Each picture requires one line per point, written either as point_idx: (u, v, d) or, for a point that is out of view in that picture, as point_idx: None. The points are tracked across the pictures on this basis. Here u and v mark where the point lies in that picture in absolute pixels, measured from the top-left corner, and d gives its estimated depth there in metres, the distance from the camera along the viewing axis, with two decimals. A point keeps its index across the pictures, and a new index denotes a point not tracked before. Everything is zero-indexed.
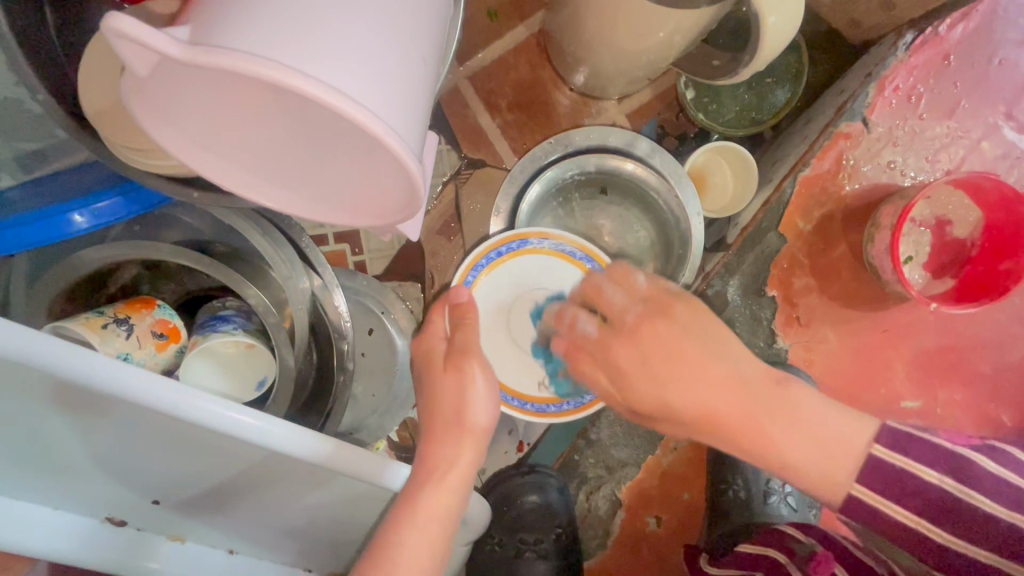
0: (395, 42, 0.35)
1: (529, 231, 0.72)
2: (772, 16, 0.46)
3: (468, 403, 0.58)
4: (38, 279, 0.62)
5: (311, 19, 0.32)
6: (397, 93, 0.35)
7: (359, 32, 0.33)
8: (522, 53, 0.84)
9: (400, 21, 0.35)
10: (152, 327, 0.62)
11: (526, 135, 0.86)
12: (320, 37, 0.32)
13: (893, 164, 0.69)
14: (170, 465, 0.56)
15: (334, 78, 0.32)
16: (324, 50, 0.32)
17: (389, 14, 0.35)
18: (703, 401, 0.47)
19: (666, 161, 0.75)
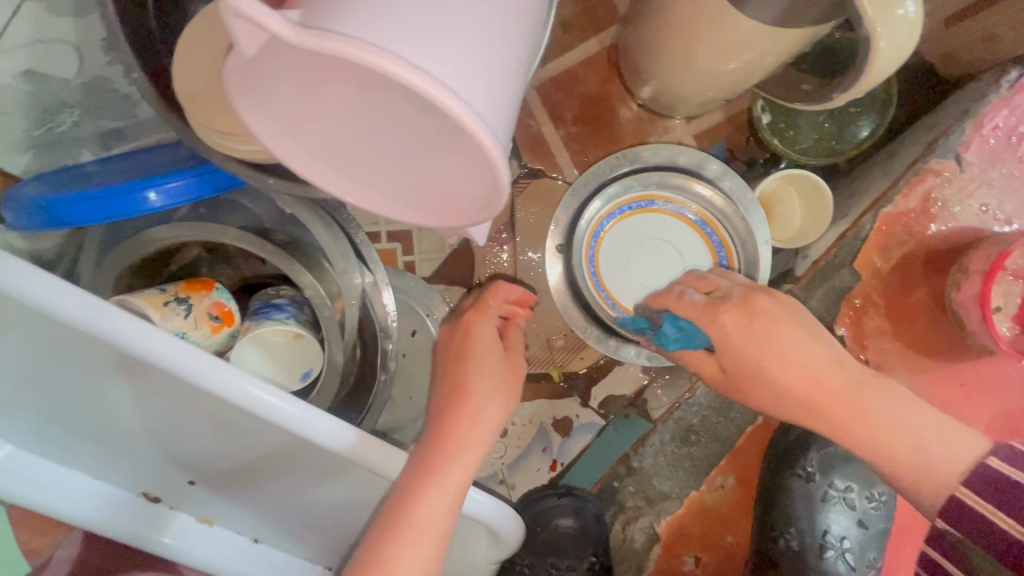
0: (495, 44, 0.34)
1: (656, 193, 0.72)
2: (884, 41, 0.43)
3: (489, 390, 0.60)
4: (109, 253, 0.64)
5: (421, 12, 0.32)
6: (493, 93, 0.34)
7: (466, 29, 0.33)
8: (592, 66, 0.83)
9: (502, 21, 0.35)
10: (209, 310, 0.63)
11: (589, 148, 0.84)
12: (426, 30, 0.32)
13: (987, 208, 0.65)
14: (215, 451, 0.56)
15: (438, 73, 0.32)
16: (430, 43, 0.32)
17: (494, 14, 0.34)
18: (795, 367, 0.50)
19: (738, 185, 0.71)
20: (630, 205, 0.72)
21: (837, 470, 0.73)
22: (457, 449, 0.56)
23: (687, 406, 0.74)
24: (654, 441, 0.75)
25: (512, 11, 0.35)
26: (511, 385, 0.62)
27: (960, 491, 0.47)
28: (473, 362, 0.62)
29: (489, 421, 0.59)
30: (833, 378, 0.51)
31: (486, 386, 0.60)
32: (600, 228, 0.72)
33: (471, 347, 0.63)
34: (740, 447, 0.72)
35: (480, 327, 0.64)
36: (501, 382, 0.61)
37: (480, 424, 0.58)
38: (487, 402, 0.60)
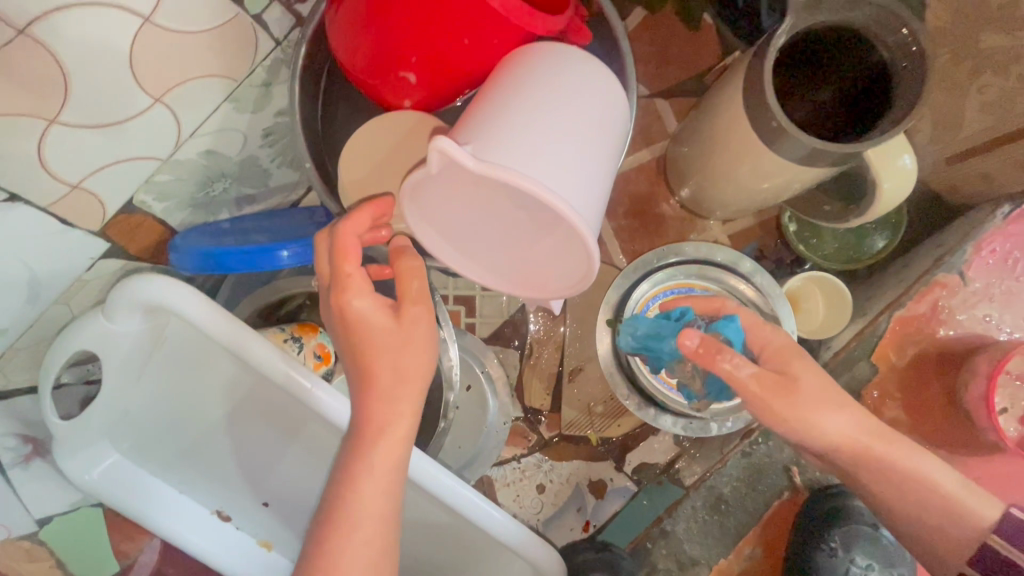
0: (596, 180, 0.50)
1: (695, 282, 0.84)
2: (886, 182, 0.56)
3: (396, 359, 0.52)
4: (250, 292, 0.81)
5: (555, 157, 0.47)
6: (591, 218, 0.49)
7: (581, 170, 0.48)
8: (643, 172, 0.98)
9: (598, 164, 0.50)
10: (314, 349, 0.75)
11: (636, 239, 0.98)
12: (555, 168, 0.46)
13: (989, 318, 0.75)
14: (301, 451, 0.75)
15: (565, 199, 0.46)
16: (558, 177, 0.46)
17: (597, 163, 0.50)
18: (835, 412, 0.55)
19: (767, 281, 0.83)
20: (673, 291, 0.84)
21: (857, 545, 0.72)
22: (375, 429, 0.53)
23: (719, 475, 0.79)
24: (687, 505, 0.79)
25: (604, 156, 0.51)
26: (416, 346, 0.53)
27: (990, 538, 0.55)
28: (366, 339, 0.52)
29: (401, 391, 0.53)
30: (856, 419, 0.56)
31: (386, 361, 0.52)
32: (646, 309, 0.83)
33: (356, 323, 0.52)
34: (768, 519, 0.77)
35: (359, 306, 0.51)
36: (404, 342, 0.53)
37: (399, 396, 0.53)
38: (403, 373, 0.53)
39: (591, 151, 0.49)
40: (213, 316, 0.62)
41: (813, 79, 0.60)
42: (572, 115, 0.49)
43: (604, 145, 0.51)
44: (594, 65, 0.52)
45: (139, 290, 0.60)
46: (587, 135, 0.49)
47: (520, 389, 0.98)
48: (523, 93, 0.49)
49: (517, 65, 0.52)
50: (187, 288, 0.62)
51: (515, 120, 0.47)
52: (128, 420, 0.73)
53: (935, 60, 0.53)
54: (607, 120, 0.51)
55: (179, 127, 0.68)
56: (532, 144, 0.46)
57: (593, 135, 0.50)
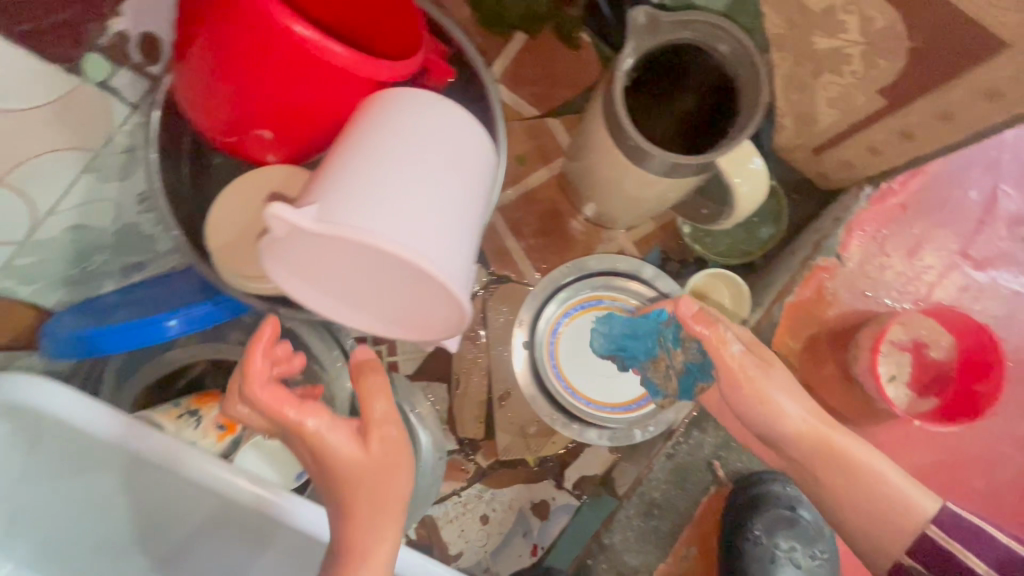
0: (457, 218, 0.50)
1: (603, 293, 0.85)
2: (737, 177, 0.58)
3: (371, 484, 0.56)
4: (139, 368, 0.76)
5: (405, 202, 0.47)
6: (458, 257, 0.49)
7: (436, 211, 0.48)
8: (545, 189, 1.00)
9: (460, 202, 0.50)
10: (216, 420, 0.70)
11: (547, 256, 0.99)
12: (409, 216, 0.46)
13: (869, 294, 0.79)
14: (241, 557, 0.69)
15: (419, 244, 0.46)
16: (412, 223, 0.46)
17: (456, 201, 0.50)
18: (796, 404, 0.61)
19: (669, 284, 0.85)
20: (583, 305, 0.85)
21: (780, 529, 0.74)
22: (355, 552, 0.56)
23: (648, 481, 0.80)
24: (622, 516, 0.80)
25: (466, 192, 0.51)
26: (390, 469, 0.56)
27: (930, 528, 0.59)
28: (341, 477, 0.55)
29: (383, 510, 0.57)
30: (812, 417, 0.62)
31: (363, 490, 0.56)
32: (558, 327, 0.84)
33: (328, 459, 0.55)
34: (700, 516, 0.79)
35: (325, 442, 0.54)
36: (380, 474, 0.56)
37: (380, 523, 0.56)
38: (380, 502, 0.56)
39: (449, 192, 0.49)
40: (84, 409, 0.58)
41: (672, 91, 0.62)
42: (424, 160, 0.49)
43: (463, 182, 0.51)
44: (447, 105, 0.53)
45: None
46: (443, 176, 0.50)
47: (450, 421, 0.97)
48: (373, 145, 0.49)
49: (369, 115, 0.52)
50: (52, 382, 0.58)
51: (365, 172, 0.47)
52: (14, 534, 0.66)
53: (763, 63, 0.56)
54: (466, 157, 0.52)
55: (34, 207, 0.64)
56: (381, 194, 0.47)
57: (449, 175, 0.50)
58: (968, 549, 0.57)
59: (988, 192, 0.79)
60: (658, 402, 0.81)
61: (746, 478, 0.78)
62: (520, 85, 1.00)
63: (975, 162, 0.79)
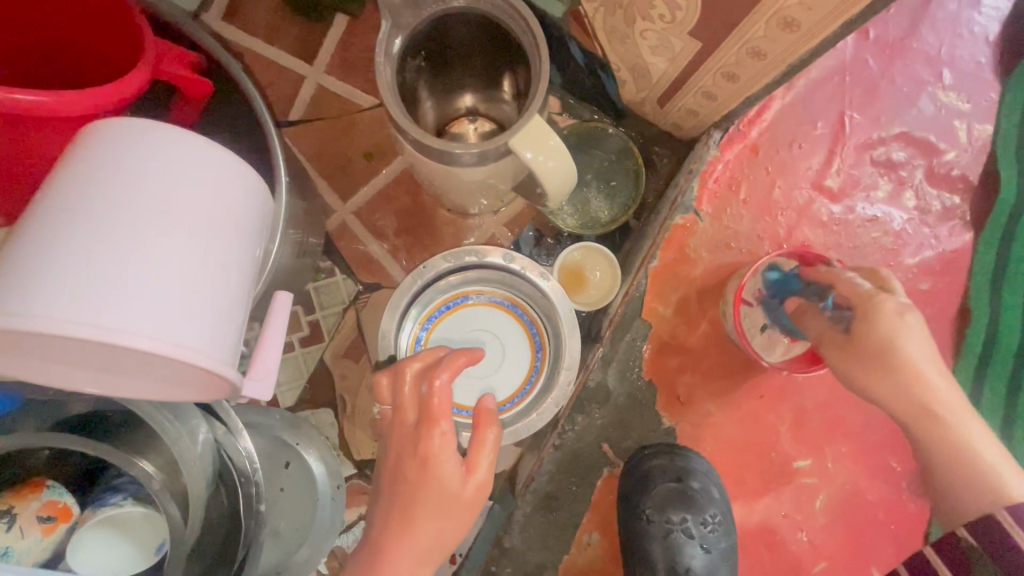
0: (168, 263, 0.42)
1: (467, 289, 0.80)
2: (529, 151, 0.52)
3: (458, 510, 0.60)
4: None
5: (85, 266, 0.40)
6: (181, 309, 0.42)
7: (131, 266, 0.41)
8: (400, 183, 0.92)
9: (175, 244, 0.43)
10: (38, 511, 0.63)
11: (415, 254, 0.92)
12: (95, 281, 0.40)
13: (731, 245, 0.76)
14: None
15: (106, 314, 0.40)
16: (100, 291, 0.40)
17: (163, 243, 0.42)
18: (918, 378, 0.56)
19: (528, 263, 0.77)
20: (448, 304, 0.80)
21: (671, 506, 0.73)
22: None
23: (539, 477, 0.76)
24: (519, 516, 0.76)
25: (186, 229, 0.43)
26: (468, 509, 0.61)
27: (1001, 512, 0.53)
28: (429, 500, 0.59)
29: (435, 548, 0.60)
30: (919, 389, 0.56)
31: (441, 516, 0.60)
32: (422, 333, 0.79)
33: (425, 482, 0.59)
34: (597, 501, 0.77)
35: (438, 456, 0.60)
36: (457, 517, 0.61)
37: (437, 547, 0.60)
38: (443, 536, 0.60)
39: (153, 238, 0.42)
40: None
41: (460, 52, 0.59)
42: (115, 206, 0.42)
43: (173, 215, 0.43)
44: (152, 130, 0.44)
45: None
46: (144, 218, 0.42)
47: (345, 445, 0.92)
48: (58, 199, 0.42)
49: (63, 158, 0.44)
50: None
51: (46, 236, 0.41)
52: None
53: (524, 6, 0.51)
54: (178, 187, 0.43)
55: None
56: (56, 261, 0.40)
57: (155, 216, 0.42)
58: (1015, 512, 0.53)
59: (834, 120, 0.76)
60: (535, 393, 0.76)
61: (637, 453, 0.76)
62: (352, 71, 0.90)
63: (819, 90, 0.76)
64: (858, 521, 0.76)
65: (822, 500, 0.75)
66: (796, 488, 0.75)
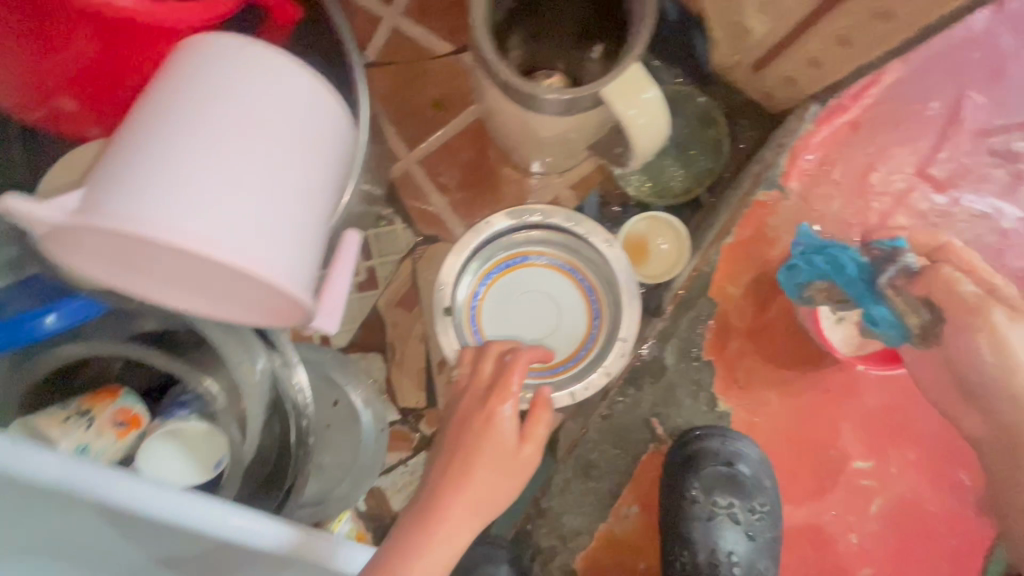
0: (258, 184, 0.42)
1: (528, 249, 0.78)
2: (627, 109, 0.49)
3: (509, 471, 0.60)
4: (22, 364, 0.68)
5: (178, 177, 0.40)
6: (268, 232, 0.42)
7: (224, 180, 0.41)
8: (467, 136, 0.90)
9: (262, 164, 0.42)
10: (113, 417, 0.67)
11: (475, 210, 0.91)
12: (187, 192, 0.40)
13: (815, 228, 0.71)
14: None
15: (198, 226, 0.40)
16: (189, 201, 0.40)
17: (255, 163, 0.42)
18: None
19: (601, 230, 0.75)
20: (506, 263, 0.77)
21: (720, 488, 0.71)
22: (447, 530, 0.55)
23: (583, 444, 0.76)
24: (559, 480, 0.76)
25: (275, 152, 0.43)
26: (518, 473, 0.61)
27: None
28: (482, 453, 0.60)
29: (484, 505, 0.58)
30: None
31: (495, 470, 0.60)
32: (479, 288, 0.77)
33: (484, 434, 0.61)
34: (639, 476, 0.76)
35: (503, 410, 0.63)
36: (506, 478, 0.60)
37: (481, 507, 0.58)
38: (494, 494, 0.59)
39: (245, 156, 0.42)
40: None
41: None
42: (210, 124, 0.41)
43: (266, 138, 0.43)
44: (246, 50, 0.44)
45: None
46: (234, 135, 0.42)
47: (391, 391, 0.94)
48: (154, 113, 0.42)
49: (160, 75, 0.44)
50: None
51: (142, 145, 0.41)
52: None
53: None
54: (270, 110, 0.43)
55: None
56: (151, 171, 0.40)
57: (245, 134, 0.42)
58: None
59: (950, 101, 0.69)
60: (591, 359, 0.74)
61: (686, 433, 0.73)
62: (429, 17, 0.89)
63: (935, 66, 0.69)
64: (915, 531, 0.72)
65: (879, 503, 0.72)
66: (851, 488, 0.72)
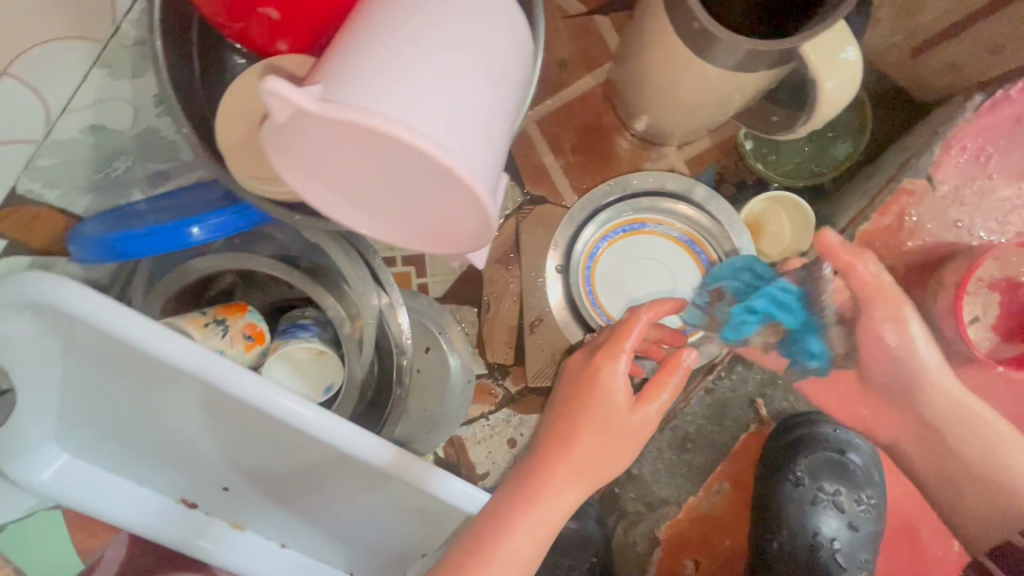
0: (479, 100, 0.42)
1: (647, 216, 0.77)
2: (829, 81, 0.49)
3: (621, 437, 0.57)
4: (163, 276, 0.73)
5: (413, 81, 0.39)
6: (482, 150, 0.42)
7: (454, 91, 0.40)
8: (588, 101, 0.90)
9: (480, 81, 0.42)
10: (243, 329, 0.71)
11: (587, 175, 0.91)
12: (422, 97, 0.39)
13: (959, 224, 0.69)
14: (325, 480, 0.73)
15: (431, 131, 0.39)
16: (419, 104, 0.39)
17: (479, 80, 0.42)
18: None
19: (724, 208, 0.76)
20: (624, 228, 0.77)
21: (827, 473, 0.74)
22: (554, 486, 0.56)
23: (683, 416, 0.75)
24: (653, 449, 0.76)
25: (493, 73, 0.43)
26: (629, 437, 0.57)
27: None
28: (590, 419, 0.57)
29: (595, 468, 0.57)
30: None
31: (603, 434, 0.57)
32: (596, 250, 0.77)
33: (594, 396, 0.57)
34: (735, 454, 0.76)
35: (615, 371, 0.57)
36: (612, 443, 0.57)
37: (585, 471, 0.57)
38: (601, 458, 0.57)
39: (472, 71, 0.41)
40: (114, 313, 0.57)
41: None
42: (442, 33, 0.41)
43: (488, 58, 0.43)
44: None
45: (27, 292, 0.55)
46: (457, 49, 0.41)
47: (481, 345, 0.95)
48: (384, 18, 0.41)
49: None
50: (85, 288, 0.57)
51: (375, 46, 0.40)
52: (67, 417, 0.72)
53: None
54: (492, 32, 0.43)
55: (45, 105, 0.61)
56: (388, 71, 0.39)
57: (466, 50, 0.41)
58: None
59: None
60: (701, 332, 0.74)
61: (794, 416, 0.75)
62: None
63: None
64: None
65: None
66: None
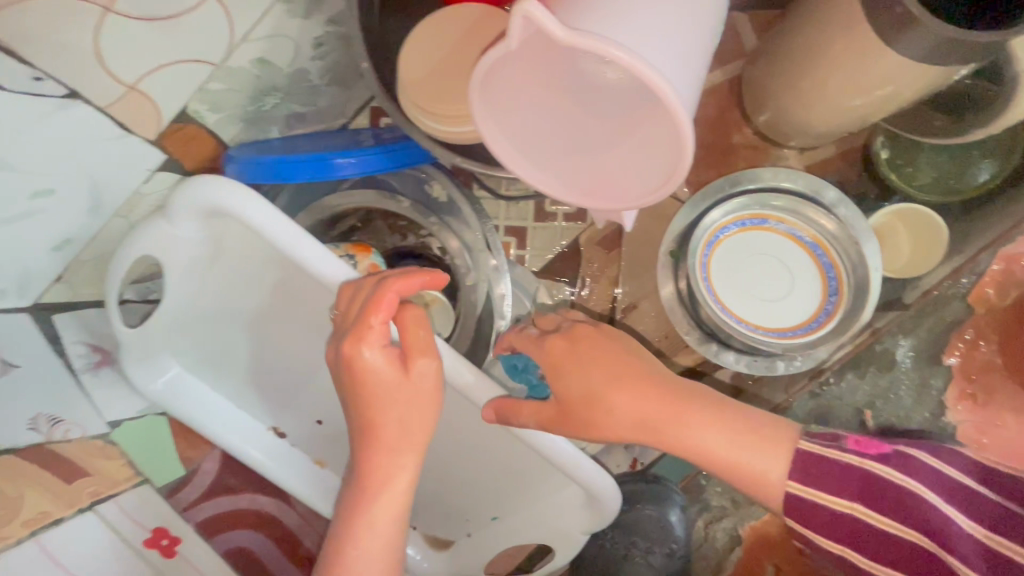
0: (689, 62, 0.44)
1: (770, 212, 0.77)
2: None
3: (410, 411, 0.54)
4: (308, 205, 0.78)
5: (646, 31, 0.41)
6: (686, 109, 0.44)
7: (676, 49, 0.43)
8: (714, 95, 0.85)
9: (693, 43, 0.44)
10: (368, 268, 0.73)
11: (703, 170, 0.85)
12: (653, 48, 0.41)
13: None
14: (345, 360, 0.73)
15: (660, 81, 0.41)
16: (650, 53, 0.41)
17: (692, 43, 0.44)
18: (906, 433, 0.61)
19: (853, 213, 0.75)
20: (747, 221, 0.77)
21: None
22: (382, 477, 0.55)
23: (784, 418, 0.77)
24: None
25: (700, 40, 0.45)
26: (423, 399, 0.54)
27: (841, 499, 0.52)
28: (376, 406, 0.54)
29: (408, 440, 0.55)
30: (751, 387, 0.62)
31: (395, 412, 0.54)
32: (715, 237, 0.76)
33: (370, 384, 0.53)
34: None
35: (364, 355, 0.52)
36: (417, 419, 0.54)
37: (401, 450, 0.55)
38: (405, 426, 0.54)
39: (689, 33, 0.44)
40: (272, 218, 0.58)
41: None
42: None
43: (701, 25, 0.45)
44: None
45: (203, 192, 0.58)
46: (681, 11, 0.43)
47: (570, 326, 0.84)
48: None
49: None
50: (253, 194, 0.58)
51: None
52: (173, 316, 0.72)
53: None
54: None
55: (233, 29, 0.65)
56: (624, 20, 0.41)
57: (689, 14, 0.44)
58: (827, 496, 0.51)
59: None
60: (815, 333, 0.73)
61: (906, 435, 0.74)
62: None
63: None
64: None
65: None
66: None
